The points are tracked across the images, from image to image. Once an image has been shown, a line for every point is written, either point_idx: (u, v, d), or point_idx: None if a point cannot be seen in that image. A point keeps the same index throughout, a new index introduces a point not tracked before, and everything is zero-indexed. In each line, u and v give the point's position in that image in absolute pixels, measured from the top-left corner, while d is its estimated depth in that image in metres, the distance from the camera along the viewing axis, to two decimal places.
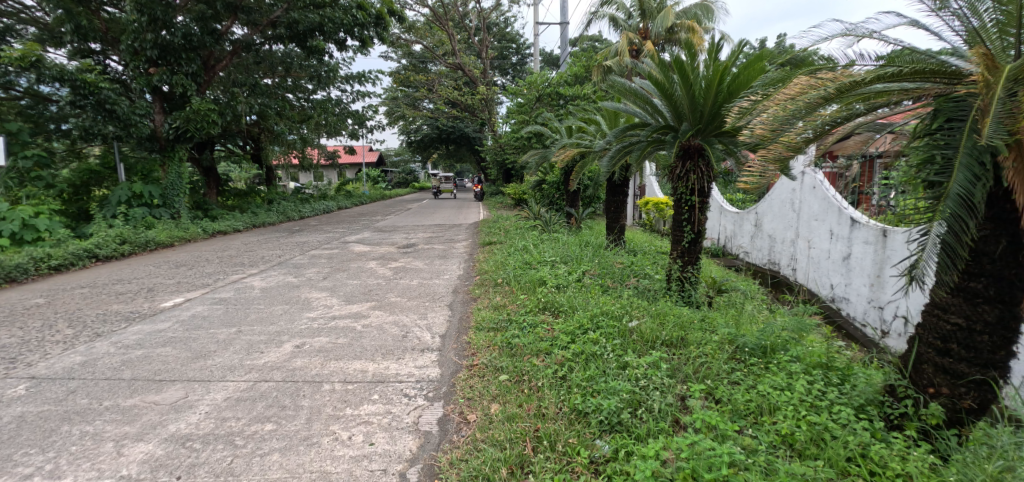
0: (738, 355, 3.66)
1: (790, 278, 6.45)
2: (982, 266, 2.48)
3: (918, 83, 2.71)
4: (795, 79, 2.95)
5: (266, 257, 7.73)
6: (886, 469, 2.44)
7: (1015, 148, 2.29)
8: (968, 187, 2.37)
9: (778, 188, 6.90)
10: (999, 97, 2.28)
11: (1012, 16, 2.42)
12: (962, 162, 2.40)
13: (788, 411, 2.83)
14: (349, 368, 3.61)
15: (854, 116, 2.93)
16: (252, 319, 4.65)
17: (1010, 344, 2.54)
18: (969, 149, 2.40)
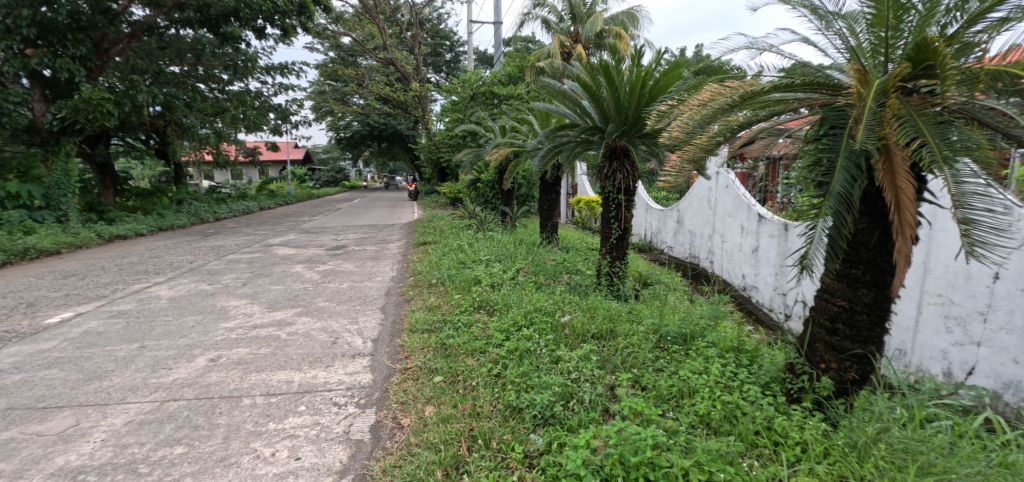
0: (662, 344, 3.93)
1: (710, 270, 6.92)
2: (860, 254, 2.83)
3: (806, 94, 3.06)
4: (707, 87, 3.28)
5: (175, 264, 7.28)
6: (787, 438, 2.74)
7: (883, 152, 2.62)
8: (846, 186, 2.69)
9: (696, 187, 7.40)
10: (870, 108, 2.57)
11: (881, 37, 2.73)
12: (842, 164, 2.70)
13: (705, 393, 3.09)
14: (272, 380, 3.51)
15: (756, 121, 3.24)
16: (158, 333, 4.39)
17: (885, 321, 2.90)
18: (848, 152, 2.70)
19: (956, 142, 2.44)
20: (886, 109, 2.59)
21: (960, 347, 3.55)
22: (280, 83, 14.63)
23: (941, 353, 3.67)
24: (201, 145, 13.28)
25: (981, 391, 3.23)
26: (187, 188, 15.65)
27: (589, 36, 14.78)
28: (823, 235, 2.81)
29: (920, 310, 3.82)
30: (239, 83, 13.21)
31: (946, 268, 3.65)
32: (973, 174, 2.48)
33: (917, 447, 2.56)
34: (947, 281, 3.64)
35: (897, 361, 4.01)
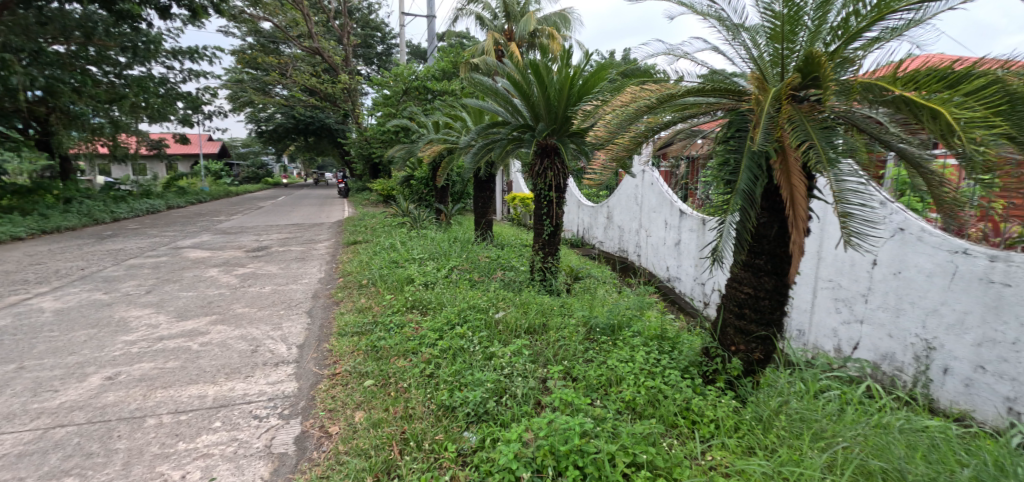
0: (591, 335, 4.12)
1: (637, 264, 7.26)
2: (763, 246, 3.12)
3: (717, 99, 3.32)
4: (629, 89, 3.47)
5: (63, 271, 6.62)
6: (703, 417, 2.99)
7: (779, 154, 2.91)
8: (749, 184, 2.95)
9: (624, 185, 7.74)
10: (768, 113, 2.83)
11: (778, 49, 3.02)
12: (747, 164, 2.94)
13: (630, 380, 3.29)
14: (182, 395, 3.27)
15: (672, 123, 3.47)
16: (43, 350, 3.99)
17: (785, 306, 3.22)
18: (751, 152, 2.95)
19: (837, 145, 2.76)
20: (780, 114, 2.87)
21: (847, 326, 4.08)
22: (193, 72, 13.80)
23: (832, 331, 4.21)
24: (92, 135, 11.91)
25: (864, 363, 3.76)
26: (77, 185, 14.20)
27: (522, 35, 14.95)
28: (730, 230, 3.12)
29: (817, 295, 4.35)
30: (140, 67, 12.20)
31: (836, 257, 4.16)
32: (853, 173, 2.77)
33: (812, 417, 2.89)
34: (837, 269, 4.16)
35: (796, 340, 4.59)
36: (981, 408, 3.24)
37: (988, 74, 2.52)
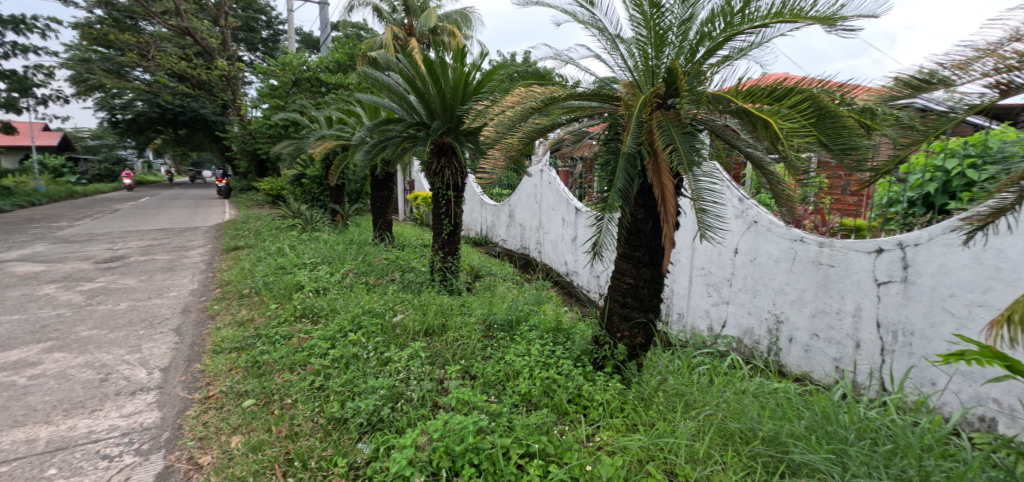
0: (490, 333, 4.19)
1: (538, 260, 7.46)
2: (639, 240, 3.36)
3: (599, 104, 3.53)
4: (517, 90, 3.57)
5: None
6: (593, 401, 3.17)
7: (651, 155, 3.13)
8: (625, 183, 3.19)
9: (524, 184, 7.91)
10: (637, 117, 3.04)
11: (648, 54, 3.27)
12: (623, 165, 3.14)
13: (525, 373, 3.39)
14: (4, 442, 2.82)
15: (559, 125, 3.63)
16: None
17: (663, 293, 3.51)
18: (627, 155, 3.17)
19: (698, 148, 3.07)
20: (648, 119, 3.10)
21: (717, 307, 4.53)
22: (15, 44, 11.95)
23: (705, 312, 4.65)
24: None
25: (729, 339, 4.22)
26: None
27: (423, 30, 14.68)
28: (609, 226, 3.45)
29: (692, 281, 4.78)
30: None
31: (707, 247, 4.60)
32: (707, 175, 3.08)
33: (687, 390, 3.26)
34: (708, 257, 4.60)
35: (674, 323, 5.02)
36: (817, 369, 3.77)
37: (804, 91, 2.91)
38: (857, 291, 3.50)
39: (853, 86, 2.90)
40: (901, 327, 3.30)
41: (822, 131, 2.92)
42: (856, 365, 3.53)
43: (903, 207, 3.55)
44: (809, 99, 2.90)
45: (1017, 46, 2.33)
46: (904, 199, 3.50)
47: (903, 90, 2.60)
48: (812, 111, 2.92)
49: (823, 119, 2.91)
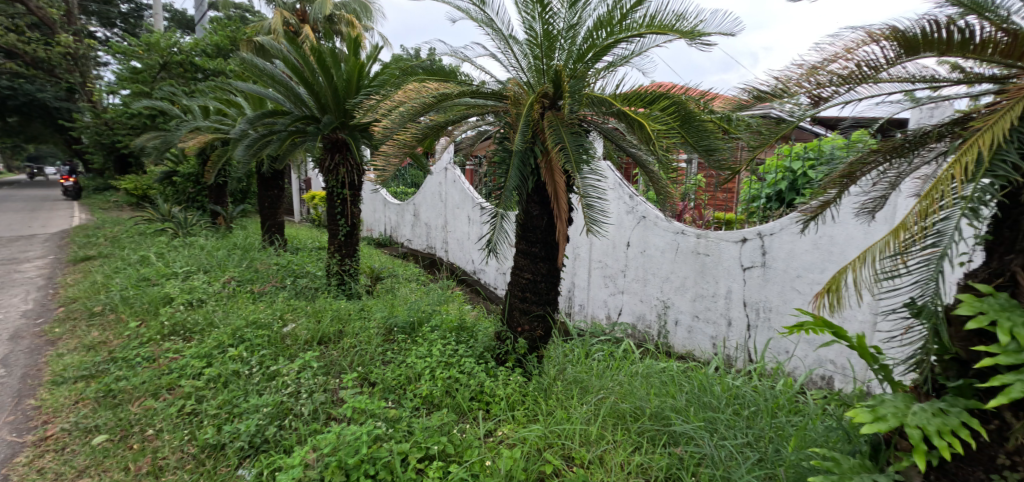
0: (391, 336, 4.07)
1: (444, 259, 7.36)
2: (536, 235, 3.44)
3: (494, 103, 3.54)
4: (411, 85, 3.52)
5: None
6: (494, 397, 3.20)
7: (544, 153, 3.22)
8: (519, 179, 3.24)
9: (428, 182, 7.75)
10: (525, 116, 3.10)
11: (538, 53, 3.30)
12: (517, 163, 3.18)
13: (426, 375, 3.32)
14: None
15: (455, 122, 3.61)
16: None
17: None
18: (520, 153, 3.21)
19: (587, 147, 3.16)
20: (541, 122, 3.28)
21: (613, 297, 4.75)
22: None
23: (603, 302, 4.83)
24: None
25: (623, 326, 4.46)
26: None
27: (318, 18, 13.82)
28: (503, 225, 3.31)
29: (590, 274, 4.96)
30: None
31: (602, 241, 4.80)
32: (594, 171, 3.22)
33: (585, 378, 3.48)
34: (603, 250, 4.80)
35: (574, 315, 5.18)
36: (697, 347, 4.10)
37: (673, 98, 3.22)
38: (728, 275, 3.87)
39: (712, 93, 3.25)
40: (762, 304, 3.69)
41: (688, 133, 3.24)
42: (729, 341, 3.88)
43: (760, 202, 3.93)
44: (677, 104, 3.22)
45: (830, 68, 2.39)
46: (762, 195, 3.88)
47: (750, 99, 2.66)
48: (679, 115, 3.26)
49: (688, 122, 3.23)
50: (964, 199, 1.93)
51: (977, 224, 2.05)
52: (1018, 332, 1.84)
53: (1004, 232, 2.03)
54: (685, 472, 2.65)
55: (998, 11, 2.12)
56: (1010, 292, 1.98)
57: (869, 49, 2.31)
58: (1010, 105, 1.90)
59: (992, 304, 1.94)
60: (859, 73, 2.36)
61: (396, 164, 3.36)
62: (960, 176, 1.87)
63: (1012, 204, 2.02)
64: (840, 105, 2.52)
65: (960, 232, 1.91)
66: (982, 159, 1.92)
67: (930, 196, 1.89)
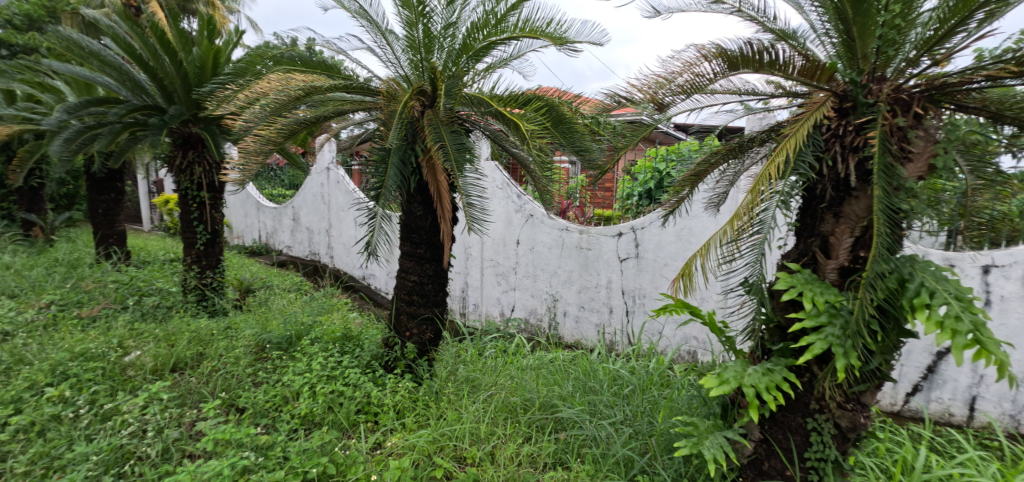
0: (264, 353, 3.97)
1: (330, 265, 7.00)
2: (421, 237, 3.59)
3: (372, 99, 3.72)
4: (272, 76, 3.51)
5: None
6: (382, 405, 3.29)
7: (426, 152, 3.33)
8: (402, 182, 3.37)
9: (308, 183, 7.29)
10: (398, 118, 3.14)
11: (415, 49, 3.38)
12: (394, 163, 3.25)
13: (305, 392, 3.30)
14: None
15: (324, 114, 3.70)
16: None
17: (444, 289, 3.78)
18: (399, 151, 3.30)
19: (467, 146, 3.29)
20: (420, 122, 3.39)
21: (506, 294, 4.80)
22: None
23: (496, 300, 4.87)
24: None
25: (516, 322, 4.52)
26: None
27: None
28: (382, 225, 3.22)
29: (482, 273, 4.96)
30: None
31: (493, 239, 4.83)
32: (474, 170, 3.33)
33: (476, 375, 3.67)
34: (494, 249, 4.83)
35: (469, 315, 5.10)
36: (584, 336, 4.28)
37: (546, 99, 3.48)
38: (607, 267, 4.11)
39: (583, 97, 3.53)
40: (637, 292, 3.95)
41: (562, 134, 3.53)
42: (611, 327, 4.09)
43: (634, 200, 4.22)
44: (551, 107, 3.49)
45: (673, 73, 2.71)
46: (634, 193, 4.15)
47: (613, 103, 2.92)
48: (552, 119, 3.54)
49: (561, 124, 3.51)
50: (778, 192, 2.24)
51: (789, 213, 2.39)
52: (817, 298, 2.18)
53: (807, 219, 2.40)
54: (570, 456, 2.93)
55: (798, 39, 2.57)
56: (814, 269, 2.34)
57: (703, 65, 2.65)
58: (809, 114, 2.26)
59: (800, 278, 2.26)
60: (695, 83, 2.70)
61: (257, 159, 3.49)
62: (774, 176, 2.18)
63: (813, 197, 2.37)
64: (687, 112, 2.86)
65: (776, 221, 2.23)
66: (789, 160, 2.24)
67: (754, 191, 2.17)
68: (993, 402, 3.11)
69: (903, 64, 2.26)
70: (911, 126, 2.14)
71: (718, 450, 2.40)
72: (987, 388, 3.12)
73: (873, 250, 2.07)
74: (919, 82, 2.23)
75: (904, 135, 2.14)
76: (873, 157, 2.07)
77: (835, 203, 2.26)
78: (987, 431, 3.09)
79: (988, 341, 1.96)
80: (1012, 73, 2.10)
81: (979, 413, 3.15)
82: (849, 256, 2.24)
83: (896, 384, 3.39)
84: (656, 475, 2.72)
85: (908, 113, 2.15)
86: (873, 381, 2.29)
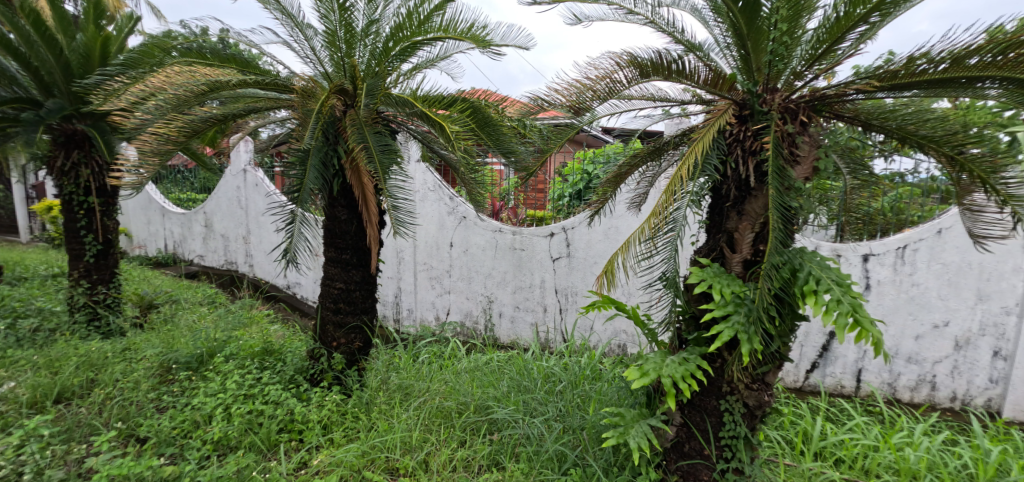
0: (170, 375, 3.70)
1: (249, 274, 6.54)
2: (347, 242, 3.53)
3: (288, 97, 3.59)
4: (171, 67, 3.30)
5: None
6: (306, 421, 3.23)
7: (349, 154, 3.27)
8: (324, 184, 3.32)
9: (221, 186, 6.78)
10: (315, 120, 3.07)
11: (335, 46, 3.32)
12: (314, 164, 3.15)
13: (218, 415, 3.18)
14: None
15: (232, 111, 3.47)
16: None
17: (373, 295, 3.72)
18: (318, 153, 3.18)
19: (392, 148, 3.27)
20: (341, 122, 3.34)
21: (440, 298, 4.77)
22: None
23: (430, 304, 4.82)
24: None
25: (453, 325, 4.51)
26: None
27: None
28: (301, 230, 3.17)
29: (415, 277, 4.87)
30: None
31: (426, 243, 4.78)
32: (399, 173, 3.36)
33: (410, 382, 3.62)
34: (427, 252, 4.78)
35: (406, 320, 4.99)
36: (520, 335, 4.37)
37: (471, 102, 3.54)
38: (541, 267, 4.23)
39: (508, 100, 3.65)
40: (569, 290, 4.11)
41: (489, 136, 3.61)
42: (546, 326, 4.21)
43: (564, 200, 4.36)
44: (477, 110, 3.55)
45: (593, 76, 2.82)
46: (565, 194, 4.30)
47: (535, 106, 3.05)
48: (479, 121, 3.60)
49: (488, 127, 3.59)
50: (689, 192, 2.44)
51: (699, 211, 2.63)
52: (724, 290, 2.40)
53: (715, 217, 2.64)
54: (504, 456, 2.98)
55: (704, 51, 2.82)
56: (722, 262, 2.58)
57: (619, 73, 2.80)
58: (713, 122, 2.48)
59: (710, 271, 2.48)
60: (612, 88, 2.84)
61: (156, 160, 3.21)
62: (684, 178, 2.37)
63: (720, 197, 2.60)
64: (606, 116, 3.03)
65: (687, 219, 2.41)
66: (698, 163, 2.44)
67: (668, 192, 2.36)
68: (875, 373, 3.59)
69: (792, 77, 2.52)
70: (798, 132, 2.41)
71: (642, 438, 2.57)
72: (869, 361, 3.59)
73: (769, 244, 2.30)
74: (805, 94, 2.49)
75: (793, 140, 2.40)
76: (768, 159, 2.32)
77: (739, 201, 2.51)
78: (871, 400, 3.56)
79: (866, 322, 2.20)
80: (875, 88, 2.39)
81: (864, 384, 3.62)
82: (752, 250, 2.49)
83: (797, 363, 3.79)
84: (588, 466, 2.85)
85: (795, 121, 2.41)
86: (774, 363, 2.53)
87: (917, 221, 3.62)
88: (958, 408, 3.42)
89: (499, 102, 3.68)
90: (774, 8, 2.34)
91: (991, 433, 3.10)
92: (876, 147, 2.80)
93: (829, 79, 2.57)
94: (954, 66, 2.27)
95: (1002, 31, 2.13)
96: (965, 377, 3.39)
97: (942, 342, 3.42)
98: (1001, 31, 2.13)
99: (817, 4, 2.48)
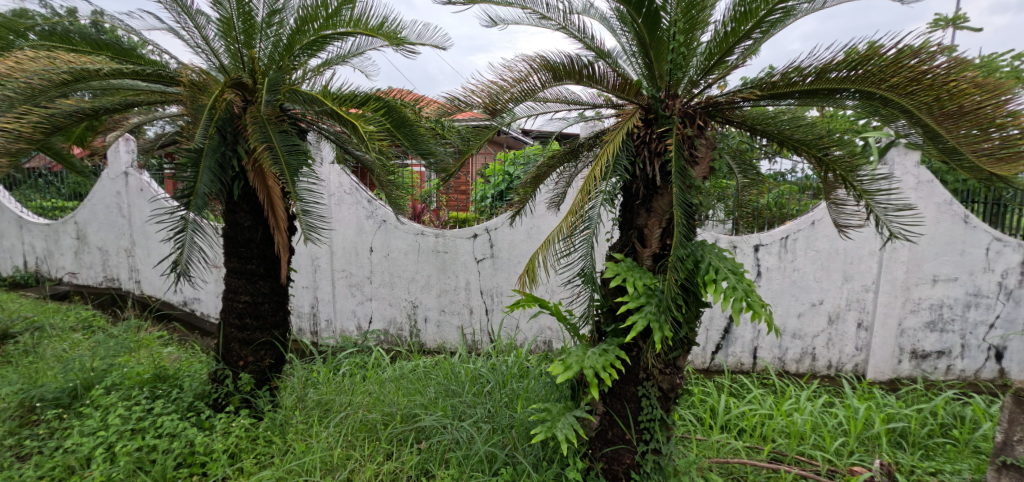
0: (35, 416, 3.14)
1: (135, 291, 5.75)
2: (252, 251, 3.22)
3: (171, 90, 3.15)
4: (18, 54, 2.76)
5: None
6: (209, 452, 2.89)
7: (250, 154, 2.97)
8: (222, 188, 3.01)
9: (93, 192, 5.89)
10: (203, 119, 2.75)
11: (231, 37, 3.04)
12: (206, 165, 2.82)
13: (99, 456, 2.75)
14: None
15: (105, 105, 3.04)
16: None
17: (284, 307, 3.43)
18: (211, 153, 2.85)
19: (300, 149, 3.00)
20: (241, 119, 3.02)
21: (361, 305, 4.54)
22: None
23: (350, 313, 4.57)
24: None
25: (376, 334, 4.33)
26: None
27: None
28: (193, 239, 2.89)
29: (333, 285, 4.58)
30: None
31: (343, 248, 4.52)
32: (309, 174, 3.11)
33: (329, 397, 3.41)
34: (345, 259, 4.53)
35: (323, 332, 4.66)
36: (447, 339, 4.33)
37: (383, 101, 3.39)
38: (465, 269, 4.22)
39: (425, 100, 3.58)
40: (494, 290, 4.17)
41: (404, 136, 3.50)
42: (472, 328, 4.22)
43: (487, 202, 4.46)
44: (391, 109, 3.42)
45: (509, 78, 2.83)
46: (487, 195, 4.39)
47: (453, 106, 3.01)
48: (394, 122, 3.48)
49: (403, 126, 3.48)
50: (602, 192, 2.54)
51: (612, 209, 2.76)
52: (637, 282, 2.53)
53: (626, 214, 2.78)
54: (434, 464, 2.89)
55: (612, 58, 2.94)
56: (633, 257, 2.72)
57: (532, 78, 2.84)
58: (622, 124, 2.61)
59: (623, 266, 2.60)
60: (527, 89, 2.85)
61: (6, 161, 2.61)
62: (597, 177, 2.46)
63: (630, 195, 2.75)
64: (523, 118, 3.06)
65: (601, 217, 2.55)
66: (609, 163, 2.55)
67: (583, 191, 2.44)
68: (768, 350, 4.06)
69: (689, 85, 2.69)
70: (696, 135, 2.59)
71: (569, 430, 2.63)
72: (762, 339, 4.05)
73: (674, 238, 2.46)
74: (700, 100, 2.67)
75: (692, 142, 2.57)
76: (671, 159, 2.47)
77: (647, 199, 2.66)
78: (765, 373, 4.02)
79: (757, 305, 2.42)
80: (759, 96, 2.56)
81: (759, 360, 4.08)
82: (659, 244, 2.66)
83: (703, 346, 4.16)
84: (518, 463, 2.87)
85: (693, 125, 2.59)
86: (682, 348, 2.70)
87: (795, 215, 4.18)
88: (833, 374, 3.99)
89: (415, 102, 3.57)
90: (672, 20, 2.52)
91: (858, 393, 3.64)
92: (760, 150, 3.07)
93: (721, 88, 2.76)
94: (818, 79, 2.40)
95: (856, 50, 2.25)
96: (837, 347, 3.98)
97: (818, 319, 3.97)
98: (856, 50, 2.25)
99: (709, 20, 2.70)
